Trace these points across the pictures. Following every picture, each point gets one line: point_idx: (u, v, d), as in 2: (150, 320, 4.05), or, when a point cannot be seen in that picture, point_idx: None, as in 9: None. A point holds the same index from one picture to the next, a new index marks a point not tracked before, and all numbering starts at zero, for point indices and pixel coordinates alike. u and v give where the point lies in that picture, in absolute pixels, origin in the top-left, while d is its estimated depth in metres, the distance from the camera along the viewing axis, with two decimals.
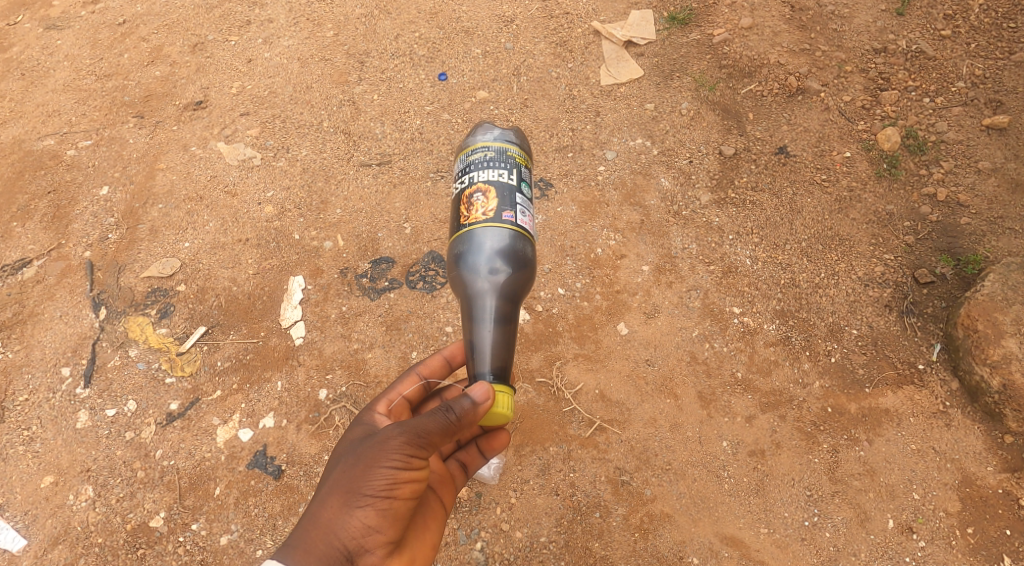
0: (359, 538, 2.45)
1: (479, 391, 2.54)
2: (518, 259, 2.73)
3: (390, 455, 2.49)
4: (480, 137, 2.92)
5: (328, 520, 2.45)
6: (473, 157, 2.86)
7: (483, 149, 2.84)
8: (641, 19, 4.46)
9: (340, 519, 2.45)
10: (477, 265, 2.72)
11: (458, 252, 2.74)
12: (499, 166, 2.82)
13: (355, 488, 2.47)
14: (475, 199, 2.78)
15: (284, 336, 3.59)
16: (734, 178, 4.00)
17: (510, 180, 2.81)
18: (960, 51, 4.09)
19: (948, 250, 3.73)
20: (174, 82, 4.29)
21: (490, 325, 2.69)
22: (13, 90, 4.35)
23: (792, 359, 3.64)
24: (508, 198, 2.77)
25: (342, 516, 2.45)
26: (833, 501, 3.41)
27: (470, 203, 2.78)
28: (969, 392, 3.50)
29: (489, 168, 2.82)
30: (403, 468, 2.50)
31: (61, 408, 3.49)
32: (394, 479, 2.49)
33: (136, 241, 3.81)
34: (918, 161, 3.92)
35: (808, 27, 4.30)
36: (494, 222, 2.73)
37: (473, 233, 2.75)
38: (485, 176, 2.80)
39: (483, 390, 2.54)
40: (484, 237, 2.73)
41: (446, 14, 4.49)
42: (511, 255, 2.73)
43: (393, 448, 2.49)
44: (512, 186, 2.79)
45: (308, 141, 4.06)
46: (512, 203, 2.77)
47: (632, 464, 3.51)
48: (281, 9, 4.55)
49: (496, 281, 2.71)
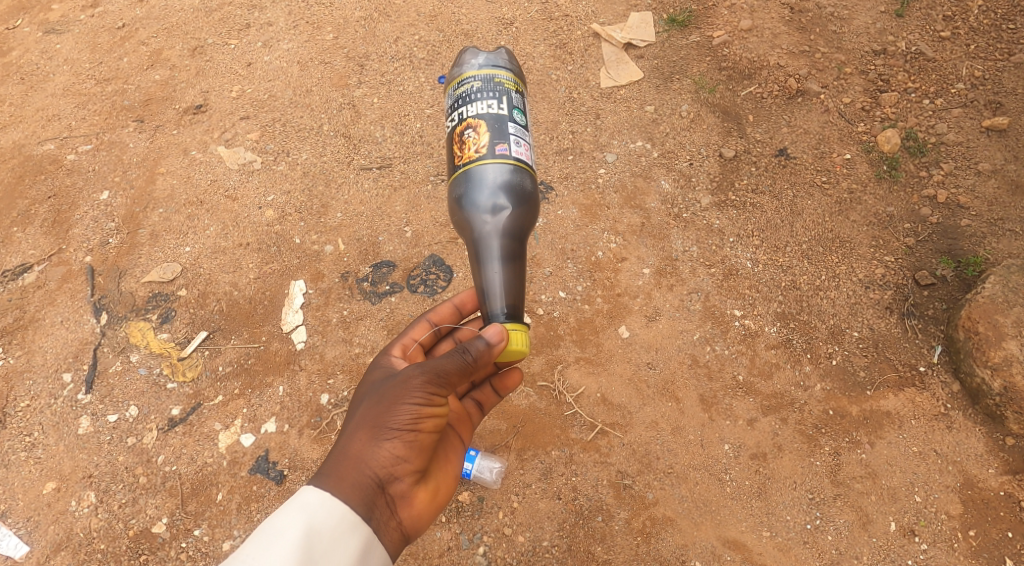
0: (389, 469, 2.52)
1: (493, 333, 2.61)
2: (518, 194, 2.75)
3: (415, 392, 2.55)
4: (466, 68, 2.91)
5: (357, 452, 2.51)
6: (462, 91, 2.86)
7: (469, 81, 2.84)
8: (640, 21, 4.44)
9: (369, 451, 2.51)
10: (479, 203, 2.75)
11: (458, 195, 2.77)
12: (488, 97, 2.82)
13: (382, 422, 2.53)
14: (467, 136, 2.79)
15: (286, 341, 3.58)
16: (734, 181, 3.99)
17: (500, 111, 2.80)
18: (959, 53, 4.09)
19: (948, 252, 3.73)
20: (174, 86, 4.28)
21: (499, 264, 2.74)
22: (13, 95, 4.35)
23: (793, 362, 3.63)
24: (501, 131, 2.78)
25: (370, 448, 2.51)
26: (835, 504, 3.40)
27: (463, 140, 2.80)
28: (970, 394, 3.49)
29: (478, 101, 2.81)
30: (427, 403, 2.56)
31: (63, 414, 3.48)
32: (419, 413, 2.55)
33: (136, 247, 3.80)
34: (918, 163, 3.92)
35: (807, 29, 4.30)
36: (490, 156, 2.75)
37: (470, 171, 2.77)
38: (475, 111, 2.81)
39: (496, 331, 2.61)
40: (484, 172, 2.75)
41: (445, 17, 4.47)
42: (512, 190, 2.75)
43: (416, 386, 2.55)
44: (504, 117, 2.79)
45: (308, 145, 4.05)
46: (505, 135, 2.78)
47: (634, 468, 3.50)
48: (280, 12, 4.53)
49: (500, 217, 2.74)
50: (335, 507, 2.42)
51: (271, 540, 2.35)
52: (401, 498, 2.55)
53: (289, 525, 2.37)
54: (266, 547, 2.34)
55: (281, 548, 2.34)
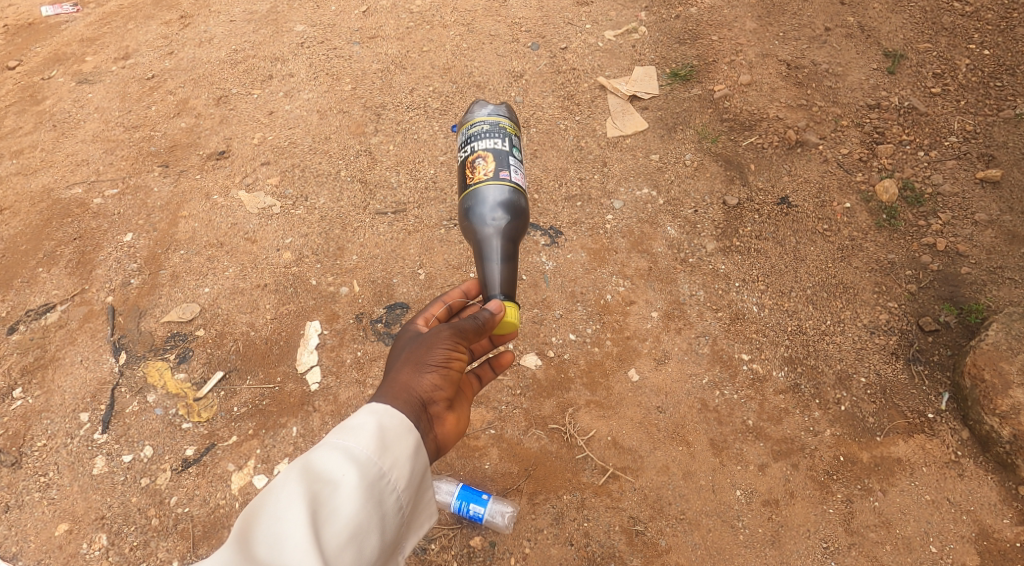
0: (430, 396, 2.64)
1: (493, 305, 2.83)
2: (515, 210, 3.02)
3: (445, 334, 2.74)
4: (476, 113, 3.19)
5: (402, 381, 2.63)
6: (473, 130, 3.12)
7: (480, 123, 3.11)
8: (644, 75, 4.63)
9: (413, 380, 2.64)
10: (482, 214, 3.01)
11: (466, 206, 3.03)
12: (494, 137, 3.09)
13: (421, 358, 2.70)
14: (476, 164, 3.05)
15: (301, 382, 3.63)
16: (738, 227, 4.09)
17: (504, 147, 3.08)
18: (950, 108, 4.25)
19: (950, 299, 3.80)
20: (198, 133, 4.45)
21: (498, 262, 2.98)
22: (44, 141, 4.50)
23: (802, 407, 3.66)
24: (504, 161, 3.05)
25: (413, 379, 2.65)
26: (850, 553, 3.38)
27: (473, 167, 3.06)
28: (980, 442, 3.51)
29: (486, 139, 3.08)
30: (456, 345, 2.75)
31: (79, 453, 3.49)
32: (451, 353, 2.73)
33: (157, 287, 3.88)
34: (916, 212, 4.03)
35: (804, 84, 4.47)
36: (493, 179, 3.01)
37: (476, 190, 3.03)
38: (482, 145, 3.07)
39: (497, 303, 2.84)
40: (487, 191, 3.01)
41: (459, 69, 4.68)
42: (510, 208, 3.01)
43: (446, 332, 2.75)
44: (506, 151, 3.07)
45: (325, 189, 4.17)
46: (507, 164, 3.05)
47: (647, 513, 3.47)
48: (301, 64, 4.74)
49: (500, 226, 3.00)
50: (395, 413, 2.50)
51: (349, 427, 2.42)
52: (439, 425, 2.65)
53: (360, 417, 2.45)
54: (347, 432, 2.41)
55: (360, 432, 2.41)
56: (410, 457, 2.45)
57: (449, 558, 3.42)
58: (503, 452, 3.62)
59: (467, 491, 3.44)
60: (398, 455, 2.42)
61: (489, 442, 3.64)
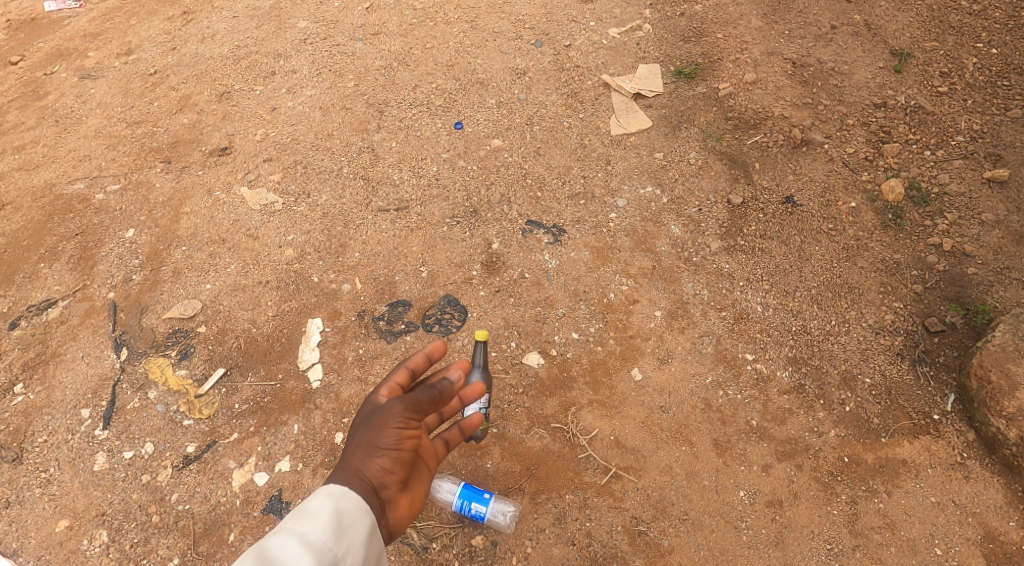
0: (381, 482, 2.64)
1: (454, 374, 2.76)
2: None
3: (399, 410, 2.69)
4: None
5: (353, 467, 2.62)
6: None
7: None
8: (648, 72, 4.61)
9: (364, 465, 2.62)
10: None
11: None
12: None
13: (373, 441, 2.66)
14: None
15: (302, 379, 3.63)
16: (743, 226, 4.06)
17: None
18: (957, 107, 4.22)
19: (957, 299, 3.77)
20: (201, 129, 4.44)
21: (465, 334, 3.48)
22: (46, 136, 4.50)
23: (806, 407, 3.63)
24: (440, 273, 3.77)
25: (364, 464, 2.63)
26: (854, 555, 3.35)
27: None
28: (986, 443, 3.48)
29: None
30: (409, 421, 2.70)
31: (80, 450, 3.48)
32: (403, 432, 2.69)
33: (158, 283, 3.88)
34: (922, 212, 4.00)
35: (810, 82, 4.44)
36: None
37: None
38: None
39: (457, 372, 2.76)
40: None
41: (462, 67, 4.66)
42: None
43: (399, 408, 2.69)
44: None
45: (328, 186, 4.17)
46: None
47: (650, 514, 3.44)
48: (304, 60, 4.73)
49: None
50: (352, 496, 2.56)
51: (304, 511, 2.48)
52: (392, 510, 2.66)
53: (315, 501, 2.51)
54: (301, 516, 2.47)
55: (315, 516, 2.48)
56: (364, 541, 2.53)
57: (451, 557, 3.38)
58: (505, 451, 3.57)
59: (468, 491, 3.42)
60: (353, 540, 2.50)
61: (491, 441, 3.59)
